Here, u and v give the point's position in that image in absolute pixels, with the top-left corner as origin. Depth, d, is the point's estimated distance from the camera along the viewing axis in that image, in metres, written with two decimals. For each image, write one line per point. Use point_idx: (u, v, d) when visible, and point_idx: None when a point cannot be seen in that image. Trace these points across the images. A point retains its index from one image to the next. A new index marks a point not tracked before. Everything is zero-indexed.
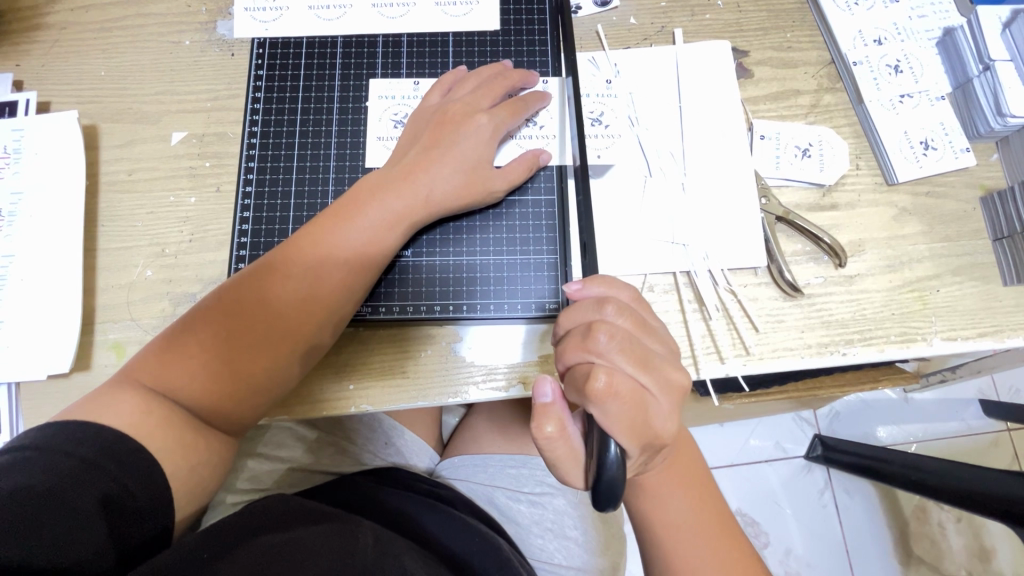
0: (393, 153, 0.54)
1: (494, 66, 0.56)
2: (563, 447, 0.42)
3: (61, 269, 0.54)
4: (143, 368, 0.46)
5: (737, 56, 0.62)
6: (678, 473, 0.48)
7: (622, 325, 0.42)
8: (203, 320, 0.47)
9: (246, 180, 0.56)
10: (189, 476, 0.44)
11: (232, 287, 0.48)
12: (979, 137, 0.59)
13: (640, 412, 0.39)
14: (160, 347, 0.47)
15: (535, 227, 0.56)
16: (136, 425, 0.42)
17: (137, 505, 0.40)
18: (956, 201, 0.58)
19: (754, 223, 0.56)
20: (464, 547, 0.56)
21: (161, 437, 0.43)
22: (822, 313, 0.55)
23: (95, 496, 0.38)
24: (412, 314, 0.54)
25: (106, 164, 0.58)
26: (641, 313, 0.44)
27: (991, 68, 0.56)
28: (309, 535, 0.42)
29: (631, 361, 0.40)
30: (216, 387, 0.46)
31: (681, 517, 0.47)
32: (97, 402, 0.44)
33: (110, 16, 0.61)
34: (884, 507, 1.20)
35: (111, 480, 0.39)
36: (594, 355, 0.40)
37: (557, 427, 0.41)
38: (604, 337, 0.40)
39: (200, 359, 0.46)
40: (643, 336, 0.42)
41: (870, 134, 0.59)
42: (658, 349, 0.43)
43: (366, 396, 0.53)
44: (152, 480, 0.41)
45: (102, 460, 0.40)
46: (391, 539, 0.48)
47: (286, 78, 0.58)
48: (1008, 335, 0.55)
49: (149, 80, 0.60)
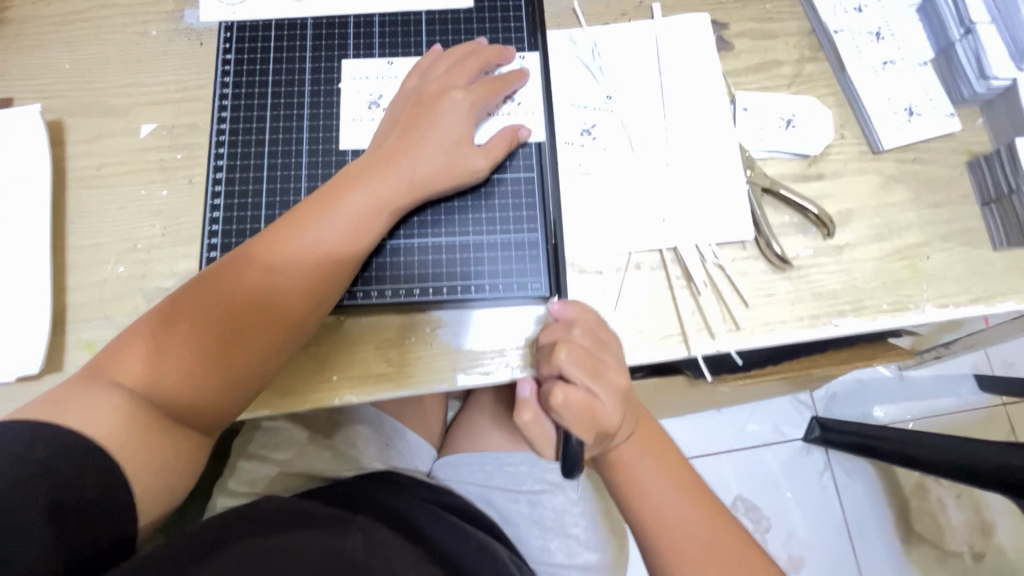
0: (371, 139, 0.53)
1: (469, 44, 0.55)
2: (540, 436, 0.47)
3: (28, 268, 0.52)
4: (115, 360, 0.43)
5: (716, 28, 0.61)
6: (646, 439, 0.49)
7: (584, 343, 0.44)
8: (176, 314, 0.45)
9: (217, 167, 0.55)
10: (155, 477, 0.41)
11: (207, 279, 0.46)
12: (964, 101, 0.58)
13: (593, 420, 0.42)
14: (132, 337, 0.44)
15: (514, 207, 0.55)
16: (100, 426, 0.40)
17: (91, 514, 0.37)
18: (943, 166, 0.57)
19: (739, 195, 0.56)
20: (457, 550, 0.54)
21: (122, 437, 0.40)
22: (812, 284, 0.54)
23: (44, 506, 0.35)
24: (393, 299, 0.53)
25: (72, 159, 0.56)
26: (606, 334, 0.46)
27: (973, 31, 0.55)
28: (290, 539, 0.43)
29: (588, 375, 0.43)
30: (198, 379, 0.44)
31: (656, 477, 0.47)
32: (61, 398, 0.41)
33: (71, 9, 0.60)
34: (883, 486, 1.19)
35: (63, 488, 0.36)
36: (554, 370, 0.44)
37: (532, 416, 0.47)
38: (565, 353, 0.43)
39: (178, 350, 0.44)
40: (604, 354, 0.45)
41: (854, 102, 0.59)
42: (618, 364, 0.45)
43: (349, 386, 0.52)
44: (111, 488, 0.39)
45: (53, 465, 0.37)
46: (381, 538, 0.48)
47: (255, 62, 0.57)
48: (999, 299, 0.54)
49: (115, 72, 0.58)
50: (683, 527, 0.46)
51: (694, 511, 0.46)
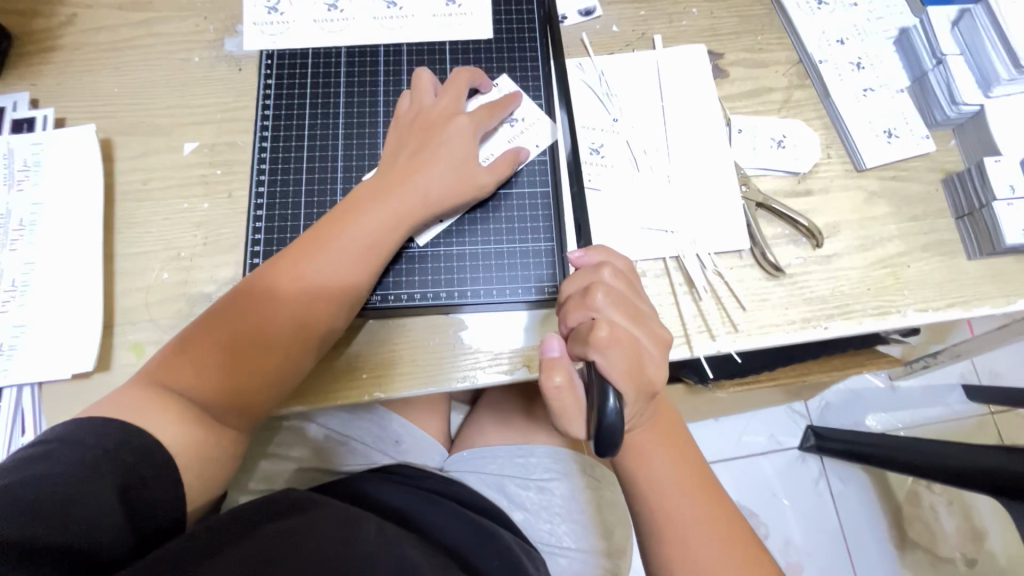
0: (382, 160, 0.57)
1: (466, 72, 0.60)
2: (571, 400, 0.45)
3: (79, 275, 0.56)
4: (159, 371, 0.48)
5: (712, 58, 0.66)
6: (658, 432, 0.52)
7: (618, 286, 0.47)
8: (209, 327, 0.49)
9: (258, 182, 0.59)
10: (200, 469, 0.47)
11: (236, 295, 0.50)
12: (938, 125, 0.64)
13: (634, 359, 0.44)
14: (172, 351, 0.49)
15: (531, 218, 0.59)
16: (157, 422, 0.45)
17: (149, 495, 0.43)
18: (920, 183, 0.63)
19: (735, 209, 0.61)
20: (464, 538, 0.58)
21: (174, 433, 0.46)
22: (803, 291, 0.59)
23: (114, 486, 0.40)
24: (419, 301, 0.57)
25: (120, 175, 0.60)
26: (634, 280, 0.49)
27: (944, 61, 0.62)
28: (310, 522, 0.46)
29: (626, 316, 0.45)
30: (233, 387, 0.48)
31: (664, 469, 0.51)
32: (118, 401, 0.46)
33: (121, 37, 0.65)
34: (876, 492, 1.23)
35: (128, 473, 0.42)
36: (594, 311, 0.45)
37: (565, 378, 0.44)
38: (603, 295, 0.45)
39: (213, 362, 0.48)
40: (635, 297, 0.47)
41: (838, 125, 0.64)
42: (649, 310, 0.48)
43: (378, 383, 0.56)
44: (166, 476, 0.44)
45: (121, 453, 0.42)
46: (392, 529, 0.51)
47: (293, 85, 0.62)
48: (975, 305, 0.59)
49: (160, 95, 0.63)
50: (685, 519, 0.49)
51: (695, 504, 0.50)
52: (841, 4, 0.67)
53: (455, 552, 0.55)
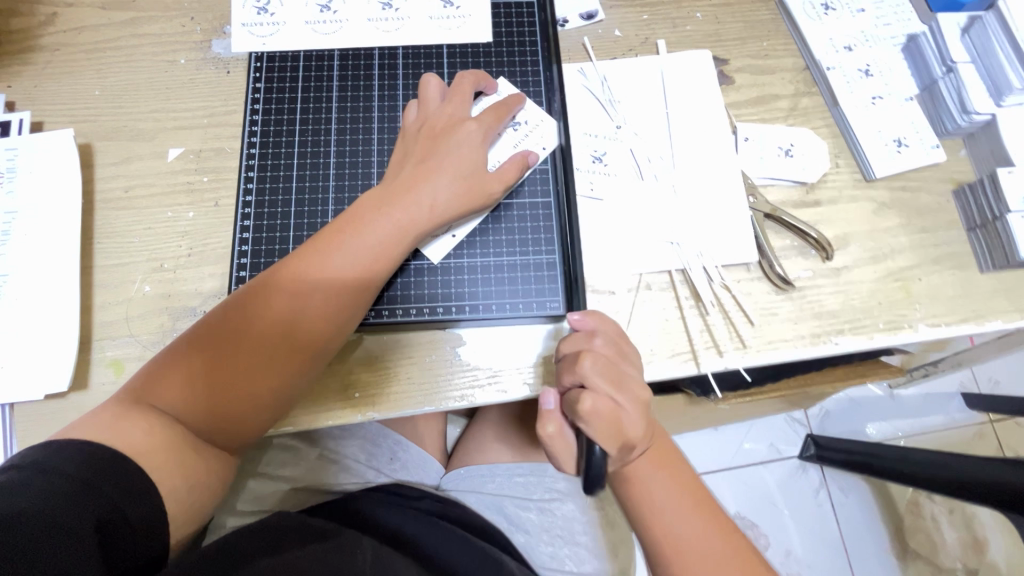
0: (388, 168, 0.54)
1: (473, 75, 0.58)
2: (563, 449, 0.46)
3: (56, 287, 0.53)
4: (148, 385, 0.46)
5: (717, 64, 0.65)
6: (658, 460, 0.50)
7: (606, 351, 0.46)
8: (200, 343, 0.47)
9: (246, 190, 0.57)
10: (185, 496, 0.44)
11: (228, 310, 0.48)
12: (948, 133, 0.62)
13: (619, 428, 0.43)
14: (162, 365, 0.46)
15: (533, 229, 0.57)
16: (140, 448, 0.42)
17: (130, 528, 0.40)
18: (930, 194, 0.61)
19: (742, 220, 0.59)
20: (462, 564, 0.56)
21: (160, 458, 0.43)
22: (813, 305, 0.57)
23: (90, 519, 0.38)
24: (415, 316, 0.54)
25: (101, 182, 0.58)
26: (627, 344, 0.48)
27: (954, 70, 0.60)
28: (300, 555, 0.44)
29: (610, 384, 0.44)
30: (226, 403, 0.46)
31: (667, 500, 0.48)
32: (101, 421, 0.43)
33: (103, 37, 0.62)
34: (877, 503, 1.22)
35: (107, 505, 0.39)
36: (580, 378, 0.44)
37: (556, 429, 0.45)
38: (588, 362, 0.44)
39: (203, 381, 0.46)
40: (624, 362, 0.46)
41: (846, 134, 0.63)
42: (636, 374, 0.47)
43: (371, 403, 0.53)
44: (148, 506, 0.41)
45: (101, 482, 0.40)
46: (389, 558, 0.49)
47: (284, 89, 0.59)
48: (988, 319, 0.57)
49: (144, 98, 0.60)
50: (694, 554, 0.47)
51: (704, 536, 0.47)
52: (849, 10, 0.66)
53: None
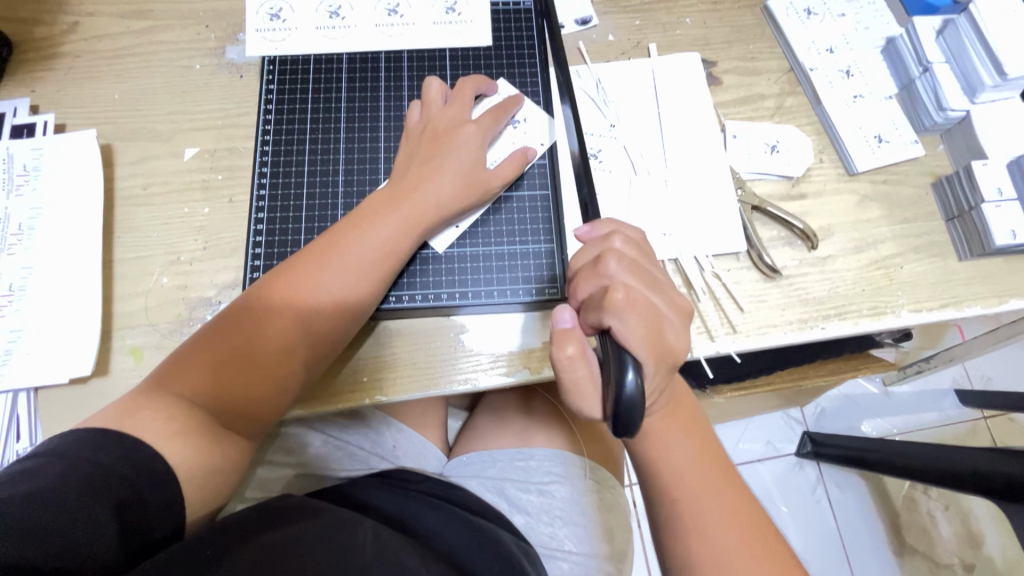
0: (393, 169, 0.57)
1: (473, 80, 0.61)
2: (583, 371, 0.44)
3: (78, 279, 0.56)
4: (168, 379, 0.48)
5: (706, 66, 0.68)
6: (677, 422, 0.52)
7: (629, 253, 0.46)
8: (216, 337, 0.49)
9: (259, 185, 0.60)
10: (201, 480, 0.46)
11: (243, 306, 0.50)
12: (926, 130, 0.65)
13: (653, 322, 0.43)
14: (181, 360, 0.49)
15: (531, 220, 0.60)
16: (157, 436, 0.44)
17: (147, 509, 0.42)
18: (910, 187, 0.64)
19: (731, 212, 0.62)
20: (462, 542, 0.57)
21: (177, 442, 0.45)
22: (800, 291, 0.60)
23: (110, 500, 0.39)
24: (420, 303, 0.57)
25: (120, 180, 0.60)
26: (647, 249, 0.49)
27: (930, 70, 0.63)
28: (305, 533, 0.46)
29: (638, 280, 0.44)
30: (246, 393, 0.48)
31: (684, 458, 0.51)
32: (125, 409, 0.45)
33: (123, 44, 0.65)
34: (873, 498, 1.24)
35: (126, 487, 0.41)
36: (605, 279, 0.45)
37: (577, 350, 0.43)
38: (614, 262, 0.45)
39: (222, 372, 0.48)
40: (647, 264, 0.47)
41: (829, 131, 0.66)
42: (663, 279, 0.47)
43: (380, 387, 0.56)
44: (165, 489, 0.43)
45: (119, 466, 0.42)
46: (389, 535, 0.51)
47: (295, 91, 0.63)
48: (967, 305, 0.60)
49: (161, 101, 0.63)
50: (706, 510, 0.49)
51: (716, 493, 0.50)
52: (830, 14, 0.69)
53: (452, 558, 0.55)
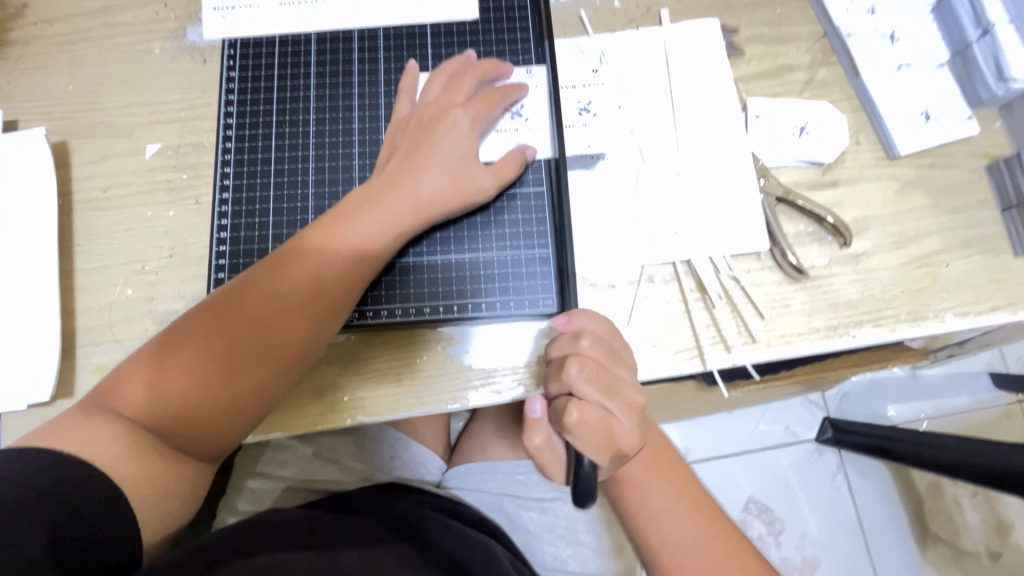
0: (376, 163, 0.52)
1: (482, 65, 0.53)
2: (551, 456, 0.42)
3: (37, 293, 0.52)
4: (121, 392, 0.43)
5: (726, 34, 0.59)
6: (651, 463, 0.47)
7: (596, 355, 0.41)
8: (180, 341, 0.44)
9: (222, 186, 0.54)
10: (159, 503, 0.42)
11: (211, 309, 0.45)
12: (981, 104, 0.57)
13: (609, 440, 0.39)
14: (137, 367, 0.44)
15: (525, 222, 0.54)
16: (105, 453, 0.41)
17: (96, 535, 0.38)
18: (961, 171, 0.56)
19: (752, 205, 0.54)
20: (463, 553, 0.54)
21: (128, 464, 0.41)
22: (829, 295, 0.53)
23: (42, 531, 0.36)
24: (401, 318, 0.52)
25: (78, 182, 0.56)
26: (618, 344, 0.43)
27: (990, 32, 0.54)
28: (290, 560, 0.42)
29: (601, 393, 0.40)
30: (204, 411, 0.44)
31: (663, 506, 0.46)
32: (73, 424, 0.42)
33: (75, 28, 0.59)
34: (897, 487, 1.18)
35: (63, 515, 0.37)
36: (566, 387, 0.40)
37: (545, 439, 0.41)
38: (576, 370, 0.39)
39: (181, 384, 0.43)
40: (615, 366, 0.42)
41: (868, 107, 0.57)
42: (630, 378, 0.42)
43: (360, 408, 0.51)
44: (116, 513, 0.40)
45: (60, 492, 0.38)
46: (377, 555, 0.48)
47: (259, 78, 0.56)
48: (1022, 307, 0.53)
49: (119, 91, 0.58)
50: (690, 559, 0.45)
51: (698, 536, 0.46)
52: None
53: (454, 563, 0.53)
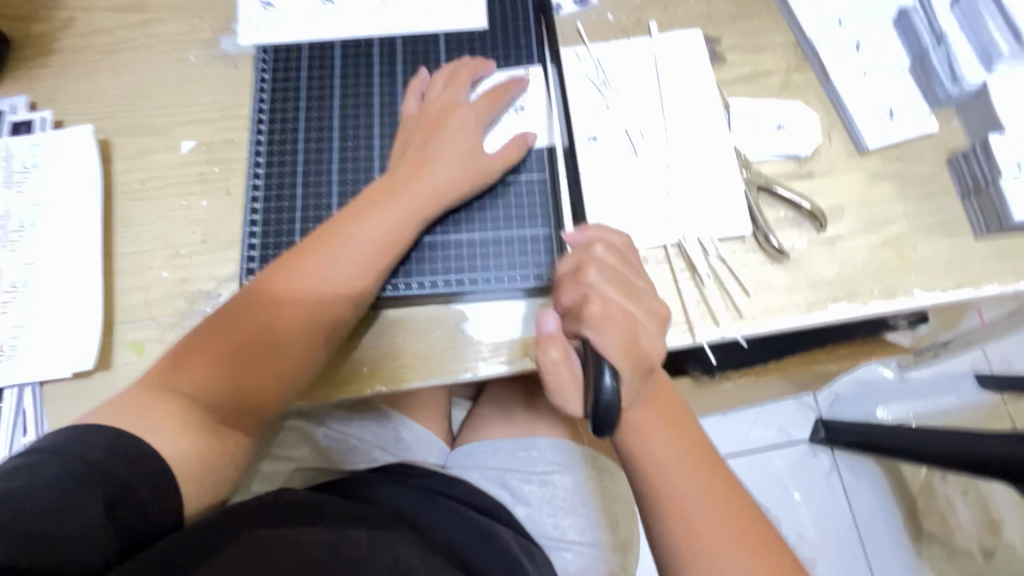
0: (392, 158, 0.57)
1: (471, 64, 0.60)
2: (567, 375, 0.45)
3: (79, 274, 0.56)
4: (175, 368, 0.49)
5: (709, 43, 0.66)
6: (658, 414, 0.51)
7: (610, 261, 0.46)
8: (224, 325, 0.50)
9: (254, 176, 0.59)
10: (200, 479, 0.46)
11: (249, 296, 0.51)
12: (940, 103, 0.63)
13: (629, 336, 0.43)
14: (187, 348, 0.50)
15: (528, 205, 0.59)
16: (156, 432, 0.44)
17: (143, 504, 0.40)
18: (924, 163, 0.62)
19: (736, 194, 0.60)
20: (465, 541, 0.57)
21: (176, 441, 0.45)
22: (808, 273, 0.58)
23: (100, 498, 0.38)
24: (416, 290, 0.56)
25: (119, 175, 0.60)
26: (632, 257, 0.48)
27: (944, 40, 0.60)
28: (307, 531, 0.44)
29: (618, 291, 0.44)
30: (254, 381, 0.49)
31: (666, 455, 0.49)
32: (126, 406, 0.46)
33: (117, 38, 0.65)
34: (890, 484, 1.21)
35: (119, 484, 0.40)
36: (586, 288, 0.44)
37: (561, 353, 0.44)
38: (593, 271, 0.45)
39: (230, 360, 0.49)
40: (629, 272, 0.47)
41: (838, 107, 0.64)
42: (644, 287, 0.47)
43: (380, 377, 0.55)
44: (161, 485, 0.42)
45: (113, 463, 0.40)
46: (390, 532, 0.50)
47: (289, 80, 0.62)
48: (983, 284, 0.58)
49: (157, 94, 0.63)
50: (692, 507, 0.48)
51: (696, 484, 0.49)
52: None
53: (459, 556, 0.55)
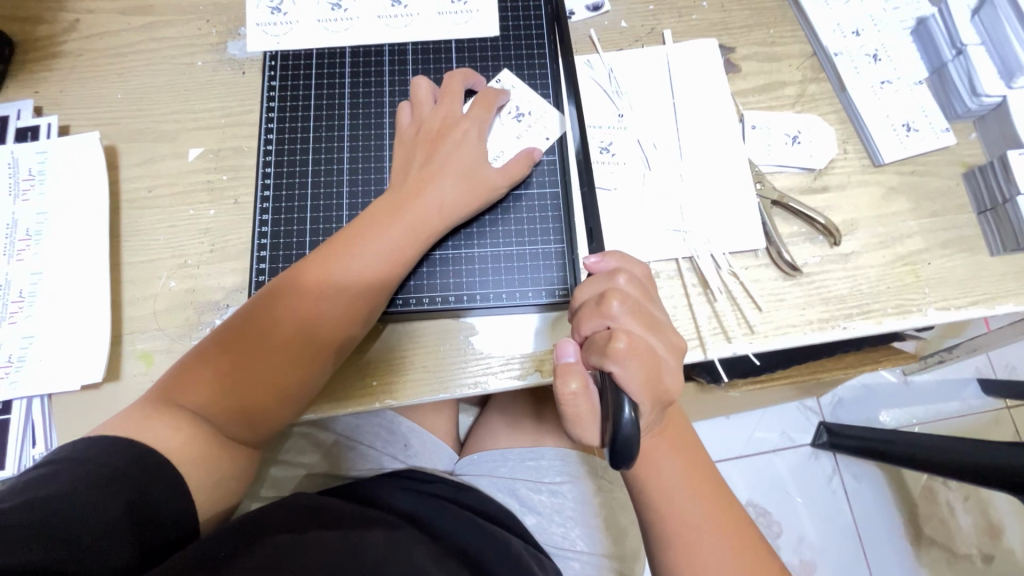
0: (391, 173, 0.56)
1: (461, 74, 0.59)
2: (584, 405, 0.45)
3: (87, 284, 0.56)
4: (165, 395, 0.47)
5: (725, 52, 0.65)
6: (667, 440, 0.51)
7: (633, 292, 0.46)
8: (217, 347, 0.48)
9: (264, 185, 0.59)
10: (212, 488, 0.46)
11: (245, 317, 0.49)
12: (958, 117, 0.62)
13: (652, 371, 0.43)
14: (177, 374, 0.48)
15: (541, 219, 0.58)
16: (168, 442, 0.45)
17: (159, 512, 0.42)
18: (940, 178, 0.61)
19: (749, 208, 0.59)
20: (475, 539, 0.58)
21: (187, 452, 0.45)
22: (821, 290, 0.58)
23: (121, 503, 0.40)
24: (429, 305, 0.56)
25: (126, 182, 0.60)
26: (650, 287, 0.48)
27: (964, 52, 0.60)
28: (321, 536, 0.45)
29: (641, 324, 0.44)
30: (252, 404, 0.48)
31: (674, 480, 0.49)
32: (133, 418, 0.45)
33: (123, 41, 0.64)
34: (892, 490, 1.22)
35: (138, 490, 0.41)
36: (610, 320, 0.44)
37: (581, 385, 0.44)
38: (618, 303, 0.44)
39: (223, 385, 0.47)
40: (651, 304, 0.46)
41: (855, 119, 0.63)
42: (663, 318, 0.47)
43: (390, 392, 0.55)
44: (176, 494, 0.44)
45: (131, 471, 0.42)
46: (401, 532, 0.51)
47: (299, 87, 0.61)
48: (997, 302, 0.57)
49: (164, 100, 0.62)
50: (698, 532, 0.48)
51: (703, 511, 0.49)
52: None
53: (468, 554, 0.55)
